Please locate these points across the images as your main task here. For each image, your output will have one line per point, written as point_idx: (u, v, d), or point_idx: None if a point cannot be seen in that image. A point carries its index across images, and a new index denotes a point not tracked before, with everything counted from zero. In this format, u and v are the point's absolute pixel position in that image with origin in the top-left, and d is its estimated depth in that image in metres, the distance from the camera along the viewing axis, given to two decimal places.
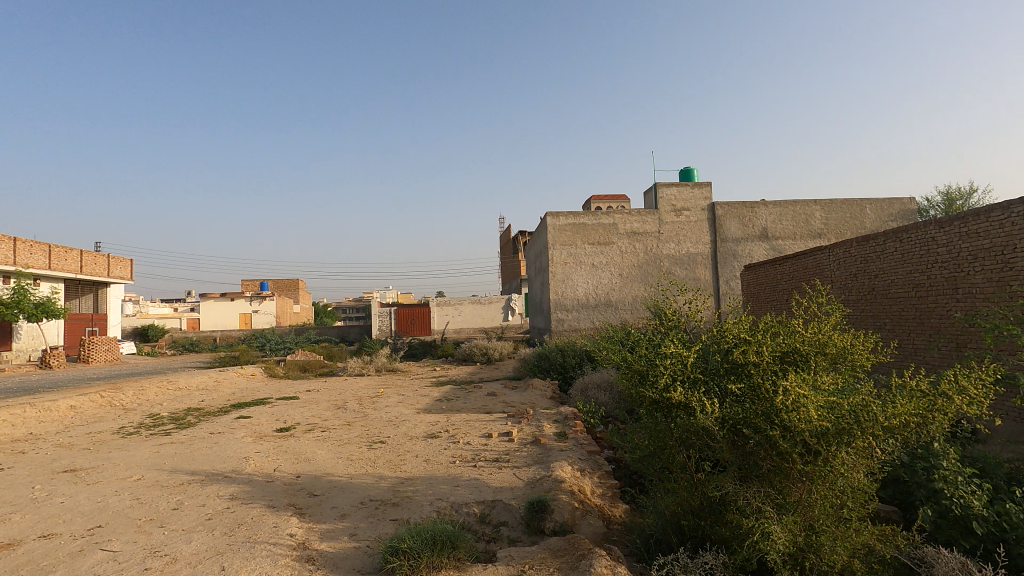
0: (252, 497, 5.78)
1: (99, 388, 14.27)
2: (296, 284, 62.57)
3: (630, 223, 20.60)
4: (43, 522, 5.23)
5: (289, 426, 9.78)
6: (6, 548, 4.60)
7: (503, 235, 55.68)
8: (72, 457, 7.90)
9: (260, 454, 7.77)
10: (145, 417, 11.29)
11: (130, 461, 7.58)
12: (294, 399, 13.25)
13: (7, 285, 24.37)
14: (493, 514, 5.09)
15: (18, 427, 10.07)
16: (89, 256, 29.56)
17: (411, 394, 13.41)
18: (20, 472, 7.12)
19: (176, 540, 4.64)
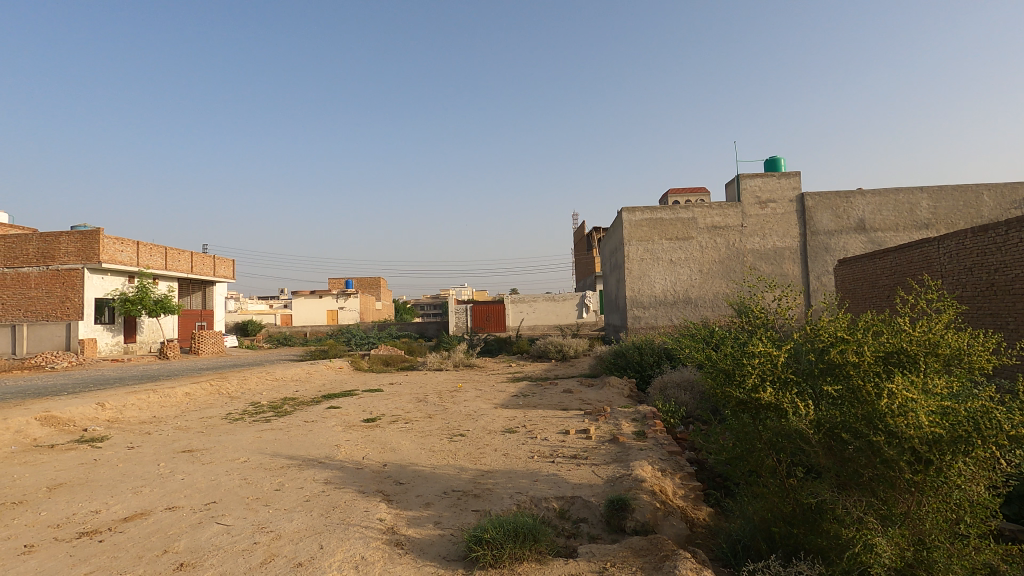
0: (344, 482, 6.15)
1: (209, 377, 15.69)
2: (378, 282, 65.51)
3: (710, 217, 19.81)
4: (168, 495, 5.84)
5: (375, 417, 10.31)
6: (140, 517, 5.20)
7: (577, 231, 55.35)
8: (189, 439, 8.76)
9: (349, 442, 8.24)
10: (248, 405, 12.29)
11: (237, 444, 8.28)
12: (378, 391, 13.91)
13: (132, 284, 27.31)
14: (573, 510, 5.10)
15: (144, 410, 11.28)
16: (198, 257, 32.49)
17: (488, 389, 13.68)
18: (148, 451, 7.99)
19: (279, 518, 5.04)
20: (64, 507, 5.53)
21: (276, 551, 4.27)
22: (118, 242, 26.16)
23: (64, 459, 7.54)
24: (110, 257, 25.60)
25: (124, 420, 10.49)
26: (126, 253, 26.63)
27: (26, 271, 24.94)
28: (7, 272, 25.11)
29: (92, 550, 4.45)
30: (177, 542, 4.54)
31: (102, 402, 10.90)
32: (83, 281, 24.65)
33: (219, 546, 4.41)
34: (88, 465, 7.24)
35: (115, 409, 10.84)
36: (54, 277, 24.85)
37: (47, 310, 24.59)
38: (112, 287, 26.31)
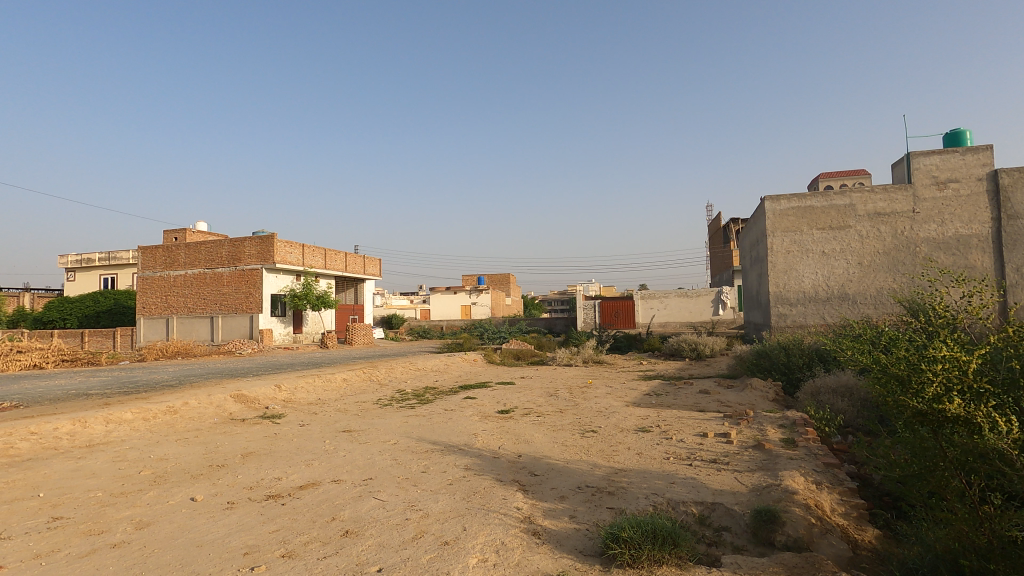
0: (482, 470, 6.46)
1: (361, 365, 17.37)
2: (508, 278, 67.69)
3: (873, 202, 17.53)
4: (333, 469, 6.60)
5: (508, 409, 10.68)
6: (312, 486, 5.94)
7: (713, 223, 52.21)
8: (347, 420, 9.79)
9: (486, 432, 8.64)
10: (395, 392, 13.40)
11: (388, 427, 9.09)
12: (511, 384, 14.37)
13: (299, 281, 31.09)
14: (714, 517, 4.86)
15: (311, 393, 12.83)
16: (352, 257, 36.02)
17: (619, 386, 13.47)
18: (315, 428, 9.08)
19: (426, 498, 5.44)
20: (254, 472, 6.50)
21: (425, 528, 4.62)
22: (288, 245, 29.92)
23: (252, 432, 8.85)
24: (282, 258, 29.36)
25: (296, 400, 12.03)
26: (294, 254, 30.35)
27: (220, 271, 29.53)
28: (207, 272, 29.89)
29: (276, 511, 5.18)
30: (343, 512, 5.11)
31: (278, 384, 12.60)
32: (262, 279, 28.57)
33: (377, 519, 4.90)
34: (270, 438, 8.41)
35: (288, 390, 12.46)
36: (240, 277, 29.14)
37: (235, 304, 28.91)
38: (284, 284, 30.17)
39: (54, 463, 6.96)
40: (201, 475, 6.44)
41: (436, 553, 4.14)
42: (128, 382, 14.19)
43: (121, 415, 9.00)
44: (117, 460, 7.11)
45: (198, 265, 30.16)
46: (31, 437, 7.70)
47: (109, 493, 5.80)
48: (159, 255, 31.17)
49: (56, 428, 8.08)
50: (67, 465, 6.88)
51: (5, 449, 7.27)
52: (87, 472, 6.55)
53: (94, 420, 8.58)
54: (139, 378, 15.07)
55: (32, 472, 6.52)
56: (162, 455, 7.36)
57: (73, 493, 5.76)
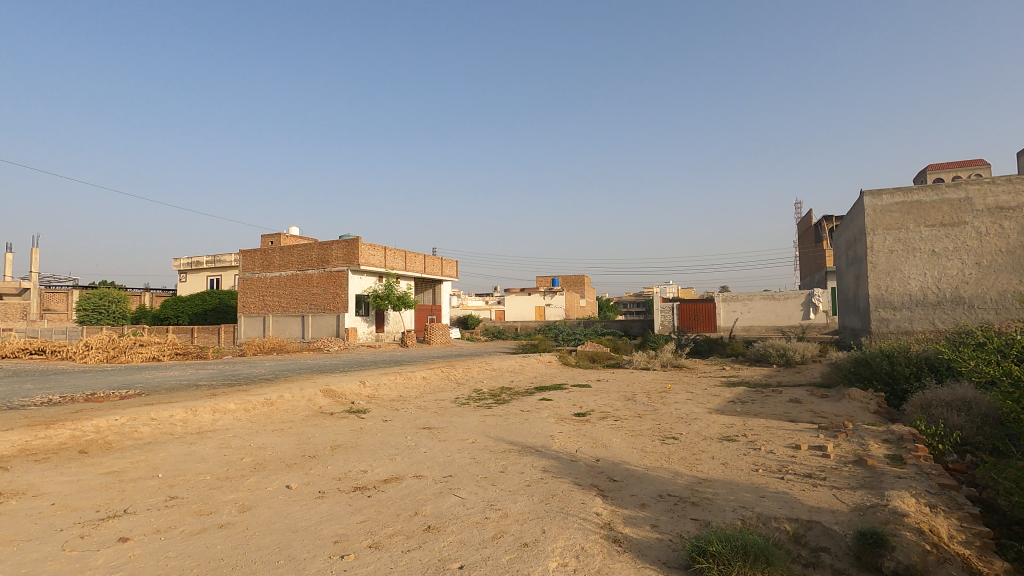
0: (560, 472, 6.42)
1: (439, 364, 17.83)
2: (582, 279, 67.18)
3: (994, 195, 15.77)
4: (415, 465, 6.80)
5: (585, 412, 10.55)
6: (396, 480, 6.16)
7: (803, 221, 49.05)
8: (427, 417, 10.08)
9: (563, 435, 8.57)
10: (472, 391, 13.63)
11: (466, 426, 9.26)
12: (587, 387, 14.20)
13: (381, 282, 32.46)
14: (811, 536, 4.54)
15: (393, 390, 13.34)
16: (430, 259, 37.13)
17: (701, 392, 12.94)
18: (397, 424, 9.42)
19: (505, 498, 5.48)
20: (343, 464, 6.83)
21: (504, 529, 4.64)
22: (371, 247, 31.33)
23: (340, 425, 9.30)
24: (366, 260, 30.78)
25: (379, 396, 12.55)
26: (377, 257, 31.73)
27: (310, 273, 31.43)
28: (298, 273, 31.92)
29: (363, 502, 5.41)
30: (425, 507, 5.25)
31: (363, 380, 13.19)
32: (348, 280, 30.11)
33: (458, 515, 4.98)
34: (356, 431, 8.82)
35: (372, 386, 13.02)
36: (328, 278, 30.87)
37: (324, 304, 30.67)
38: (367, 285, 31.62)
39: (170, 446, 7.67)
40: (295, 464, 6.85)
41: (516, 555, 4.14)
42: (231, 375, 15.43)
43: (225, 405, 9.78)
44: (223, 447, 7.72)
45: (291, 267, 32.27)
46: (151, 422, 8.54)
47: (215, 477, 6.31)
48: (256, 258, 33.64)
49: (172, 415, 8.90)
50: (180, 449, 7.56)
51: (130, 432, 8.11)
52: (197, 456, 7.16)
53: (203, 409, 9.38)
54: (240, 371, 16.34)
55: (152, 454, 7.22)
56: (261, 444, 7.91)
57: (186, 476, 6.32)
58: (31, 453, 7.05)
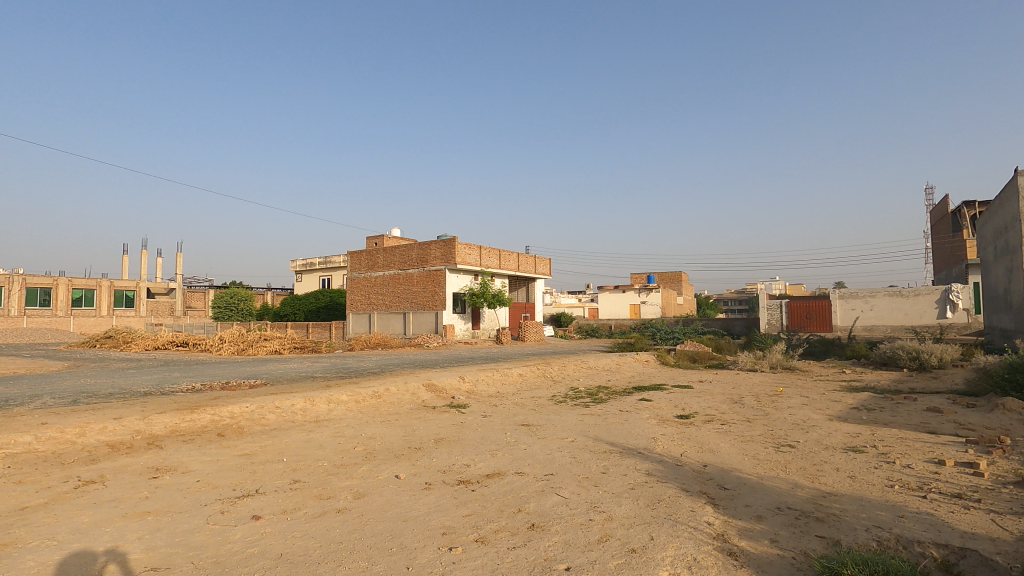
0: (665, 477, 6.16)
1: (535, 362, 17.90)
2: (680, 276, 64.68)
3: None
4: (516, 461, 6.85)
5: (689, 414, 10.08)
6: (498, 476, 6.23)
7: (937, 208, 43.64)
8: (525, 414, 10.14)
9: (665, 437, 8.25)
10: (568, 389, 13.53)
11: (565, 424, 9.20)
12: (689, 388, 13.60)
13: (477, 280, 33.22)
14: (966, 566, 3.97)
15: (490, 385, 13.60)
16: (524, 257, 37.43)
17: (818, 397, 11.90)
18: (496, 420, 9.56)
19: (608, 500, 5.34)
20: (446, 457, 7.03)
21: (610, 532, 4.52)
22: (467, 247, 32.18)
23: (442, 419, 9.61)
24: (462, 259, 31.68)
25: (477, 392, 12.83)
26: (472, 255, 32.50)
27: (411, 272, 32.91)
28: (400, 273, 33.55)
29: (467, 496, 5.52)
30: (528, 504, 5.25)
31: (462, 375, 13.56)
32: (445, 279, 31.18)
33: (561, 515, 4.93)
34: (457, 426, 9.06)
35: (471, 382, 13.34)
36: (427, 277, 32.15)
37: (424, 302, 32.00)
38: (464, 283, 32.52)
39: (293, 433, 8.34)
40: (402, 455, 7.15)
41: (624, 560, 4.00)
42: (342, 368, 16.53)
43: (338, 396, 10.46)
44: (338, 435, 8.25)
45: (393, 267, 34.00)
46: (276, 410, 9.33)
47: (332, 463, 6.75)
48: (362, 259, 35.79)
49: (293, 403, 9.67)
50: (301, 436, 8.18)
51: (259, 419, 8.91)
52: (316, 443, 7.71)
53: (319, 399, 10.09)
54: (350, 365, 17.42)
55: (277, 440, 7.87)
56: (371, 434, 8.35)
57: (306, 461, 6.82)
58: (180, 434, 7.96)
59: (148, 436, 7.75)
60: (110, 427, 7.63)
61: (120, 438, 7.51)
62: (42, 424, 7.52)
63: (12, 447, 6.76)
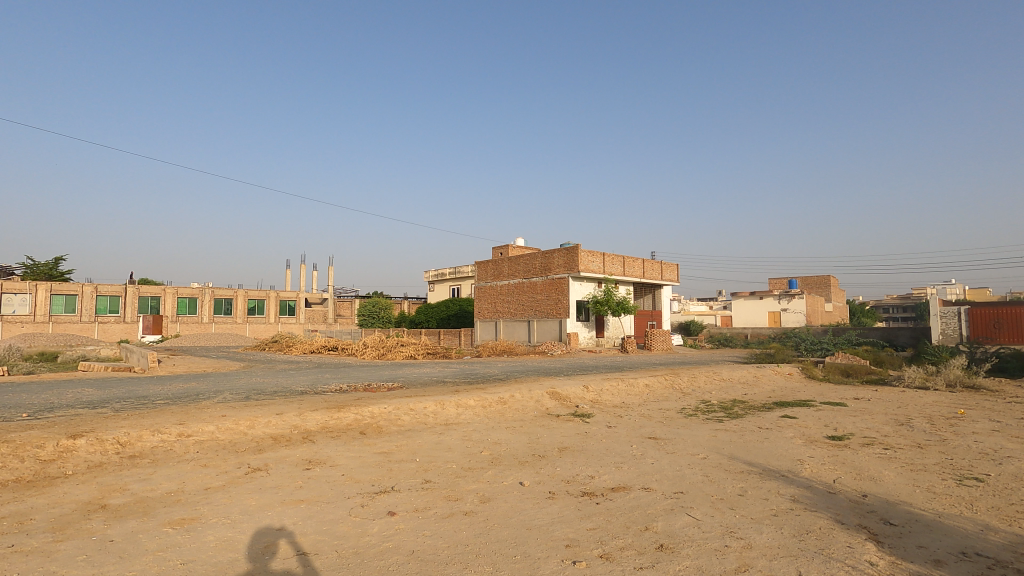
0: (815, 505, 5.51)
1: (662, 372, 17.16)
2: (828, 280, 58.34)
3: None
4: (642, 476, 6.56)
5: (843, 436, 8.96)
6: (624, 490, 6.01)
7: None
8: (653, 427, 9.73)
9: (814, 460, 7.40)
10: (700, 402, 12.76)
11: (696, 440, 8.66)
12: (842, 406, 12.12)
13: (600, 288, 32.75)
14: None
15: (616, 395, 13.26)
16: (649, 263, 36.20)
17: (1013, 422, 9.95)
18: (621, 431, 9.27)
19: (746, 526, 4.90)
20: (570, 467, 6.95)
21: (749, 562, 4.12)
22: (590, 254, 31.95)
23: (566, 427, 9.54)
24: (586, 266, 31.51)
25: (602, 401, 12.58)
26: (596, 263, 32.15)
27: (535, 281, 33.42)
28: (524, 281, 34.22)
29: (592, 509, 5.39)
30: (656, 523, 4.99)
31: (586, 384, 13.40)
32: (569, 286, 31.20)
33: (693, 538, 4.60)
34: (582, 435, 8.93)
35: (595, 391, 13.11)
36: (551, 285, 32.41)
37: (548, 310, 32.29)
38: (587, 291, 32.25)
39: (425, 435, 8.79)
40: (527, 462, 7.20)
41: None
42: (470, 374, 17.17)
43: (466, 401, 10.86)
44: (466, 439, 8.54)
45: (518, 276, 34.78)
46: (410, 412, 9.92)
47: (460, 466, 6.99)
48: (489, 269, 37.07)
49: (426, 406, 10.21)
50: (431, 438, 8.59)
51: (395, 420, 9.55)
52: (445, 446, 8.06)
53: (449, 403, 10.55)
54: (477, 371, 18.04)
55: (411, 440, 8.36)
56: (497, 439, 8.54)
57: (437, 462, 7.14)
58: (329, 431, 8.78)
59: (303, 430, 8.65)
60: (273, 421, 8.65)
61: (281, 431, 8.47)
62: (221, 416, 8.75)
63: (200, 435, 7.93)
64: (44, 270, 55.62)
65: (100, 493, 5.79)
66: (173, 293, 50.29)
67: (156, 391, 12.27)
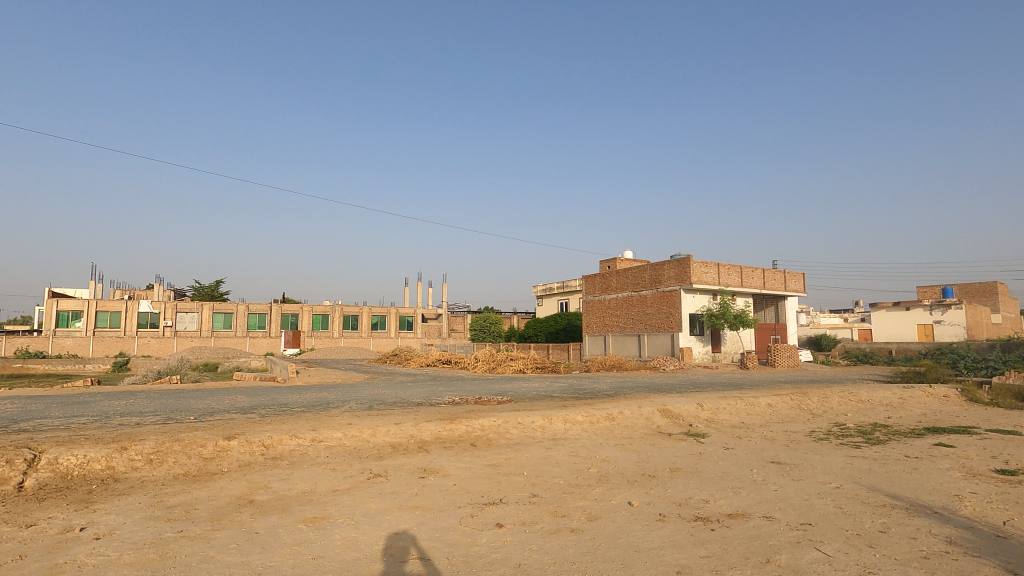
0: (978, 550, 4.76)
1: (788, 390, 15.82)
2: (994, 288, 50.36)
3: None
4: (764, 503, 6.08)
5: (1016, 470, 7.65)
6: (742, 517, 5.62)
7: None
8: (776, 450, 8.99)
9: (979, 497, 6.39)
10: (833, 425, 11.57)
11: (828, 466, 7.87)
12: (1016, 435, 10.35)
13: (715, 300, 31.04)
14: None
15: (733, 415, 12.45)
16: (770, 273, 33.72)
17: None
18: (740, 454, 8.69)
19: (889, 567, 4.36)
20: (683, 489, 6.64)
21: None
22: (704, 264, 30.50)
23: (678, 447, 9.14)
24: (699, 278, 30.12)
25: (718, 421, 11.87)
26: (710, 273, 30.60)
27: (645, 293, 32.52)
28: (633, 294, 33.45)
29: (706, 535, 5.11)
30: (779, 556, 4.61)
31: (700, 402, 12.74)
32: (681, 299, 29.98)
33: None
34: (696, 456, 8.50)
35: (710, 409, 12.42)
36: (661, 297, 31.35)
37: (658, 323, 31.25)
38: (701, 304, 30.73)
39: (533, 449, 8.88)
40: (636, 482, 7.00)
41: None
42: (578, 389, 17.06)
43: (574, 416, 10.81)
44: (573, 455, 8.50)
45: (626, 289, 34.08)
46: (519, 426, 10.07)
47: (568, 482, 6.97)
48: (596, 282, 36.73)
49: (533, 421, 10.32)
50: (539, 452, 8.66)
51: (504, 433, 9.75)
52: (553, 461, 8.08)
53: (557, 418, 10.57)
54: (585, 386, 17.86)
55: (520, 454, 8.49)
56: (605, 457, 8.39)
57: (544, 477, 7.18)
58: (442, 441, 9.19)
59: (419, 440, 9.13)
60: (391, 430, 9.22)
61: (399, 440, 9.01)
62: (347, 424, 9.52)
63: (329, 440, 8.68)
64: (208, 292, 64.41)
65: (249, 489, 6.55)
66: (309, 310, 55.73)
67: (295, 400, 13.64)
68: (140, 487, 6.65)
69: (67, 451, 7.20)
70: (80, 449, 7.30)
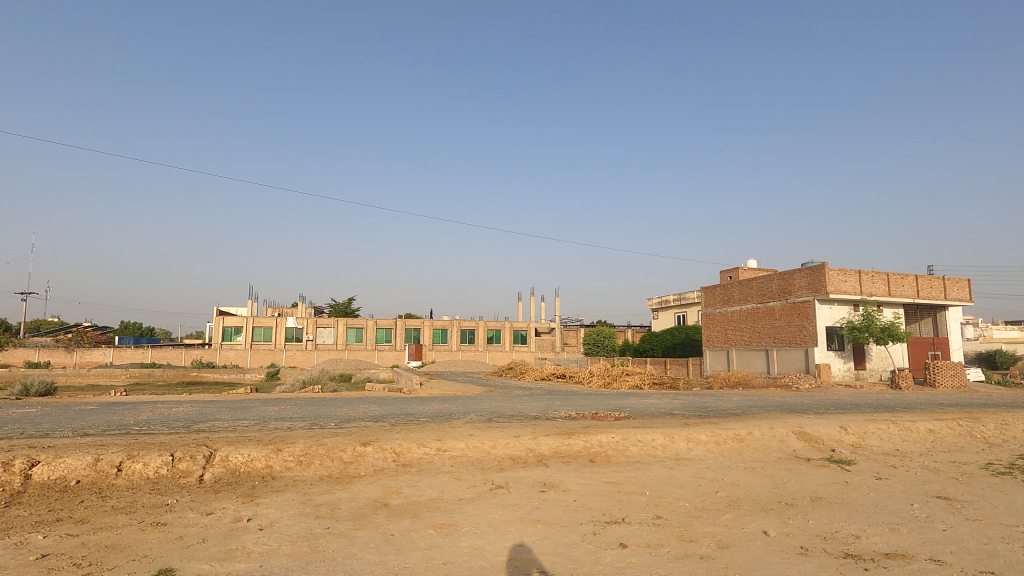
0: None
1: (956, 415, 13.71)
2: None
3: None
4: (929, 544, 5.34)
5: None
6: (902, 558, 4.99)
7: None
8: (942, 484, 7.84)
9: None
10: (1017, 458, 9.82)
11: (1012, 506, 6.71)
12: None
13: (858, 312, 27.92)
14: None
15: (886, 441, 11.07)
16: (925, 280, 29.74)
17: None
18: (896, 485, 7.70)
19: None
20: (827, 521, 6.04)
21: None
22: (842, 272, 27.69)
23: (819, 474, 8.31)
24: (836, 287, 27.34)
25: (866, 447, 10.62)
26: (849, 283, 27.69)
27: (772, 305, 30.19)
28: (759, 306, 31.23)
29: None
30: None
31: (844, 425, 11.50)
32: (815, 311, 27.44)
33: None
34: (841, 485, 7.67)
35: (856, 434, 11.16)
36: (792, 309, 28.88)
37: (789, 338, 28.82)
38: (840, 316, 27.84)
39: (654, 468, 8.58)
40: (771, 509, 6.48)
41: None
42: (700, 406, 16.24)
43: (698, 435, 10.28)
44: (699, 477, 8.08)
45: (751, 300, 31.91)
46: (638, 443, 9.78)
47: (693, 505, 6.65)
48: (717, 294, 34.82)
49: (654, 439, 9.97)
50: (661, 472, 8.36)
51: (624, 450, 9.52)
52: (676, 481, 7.75)
53: (678, 437, 10.11)
54: (709, 404, 16.90)
55: (641, 473, 8.24)
56: (734, 480, 7.88)
57: (668, 499, 6.90)
58: (561, 456, 9.20)
59: (538, 454, 9.23)
60: (511, 443, 9.42)
61: (518, 453, 9.16)
62: (470, 435, 9.87)
63: (454, 450, 9.07)
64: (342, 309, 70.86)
65: (382, 493, 7.05)
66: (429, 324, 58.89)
67: (420, 410, 14.43)
68: (293, 486, 7.43)
69: (236, 450, 8.24)
70: (245, 449, 8.32)
